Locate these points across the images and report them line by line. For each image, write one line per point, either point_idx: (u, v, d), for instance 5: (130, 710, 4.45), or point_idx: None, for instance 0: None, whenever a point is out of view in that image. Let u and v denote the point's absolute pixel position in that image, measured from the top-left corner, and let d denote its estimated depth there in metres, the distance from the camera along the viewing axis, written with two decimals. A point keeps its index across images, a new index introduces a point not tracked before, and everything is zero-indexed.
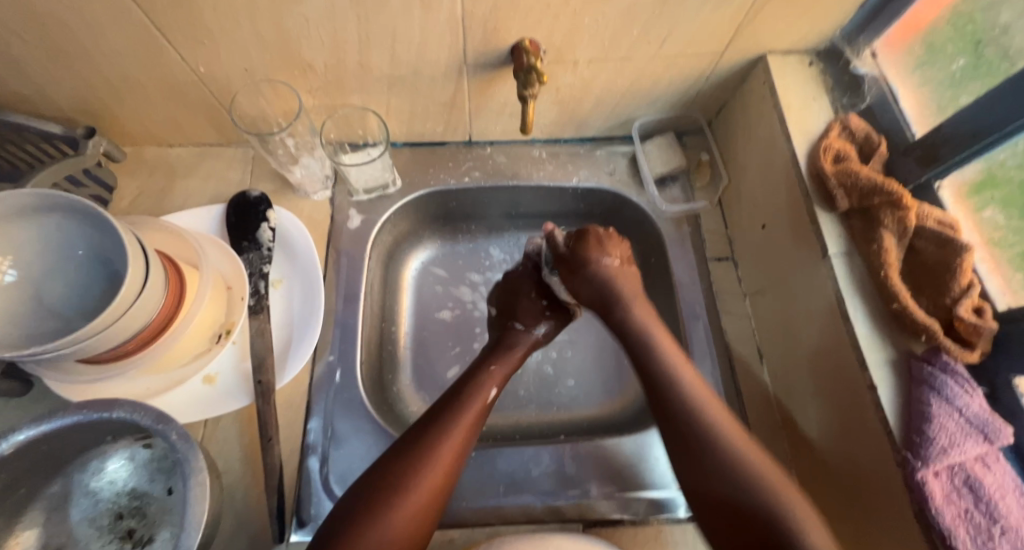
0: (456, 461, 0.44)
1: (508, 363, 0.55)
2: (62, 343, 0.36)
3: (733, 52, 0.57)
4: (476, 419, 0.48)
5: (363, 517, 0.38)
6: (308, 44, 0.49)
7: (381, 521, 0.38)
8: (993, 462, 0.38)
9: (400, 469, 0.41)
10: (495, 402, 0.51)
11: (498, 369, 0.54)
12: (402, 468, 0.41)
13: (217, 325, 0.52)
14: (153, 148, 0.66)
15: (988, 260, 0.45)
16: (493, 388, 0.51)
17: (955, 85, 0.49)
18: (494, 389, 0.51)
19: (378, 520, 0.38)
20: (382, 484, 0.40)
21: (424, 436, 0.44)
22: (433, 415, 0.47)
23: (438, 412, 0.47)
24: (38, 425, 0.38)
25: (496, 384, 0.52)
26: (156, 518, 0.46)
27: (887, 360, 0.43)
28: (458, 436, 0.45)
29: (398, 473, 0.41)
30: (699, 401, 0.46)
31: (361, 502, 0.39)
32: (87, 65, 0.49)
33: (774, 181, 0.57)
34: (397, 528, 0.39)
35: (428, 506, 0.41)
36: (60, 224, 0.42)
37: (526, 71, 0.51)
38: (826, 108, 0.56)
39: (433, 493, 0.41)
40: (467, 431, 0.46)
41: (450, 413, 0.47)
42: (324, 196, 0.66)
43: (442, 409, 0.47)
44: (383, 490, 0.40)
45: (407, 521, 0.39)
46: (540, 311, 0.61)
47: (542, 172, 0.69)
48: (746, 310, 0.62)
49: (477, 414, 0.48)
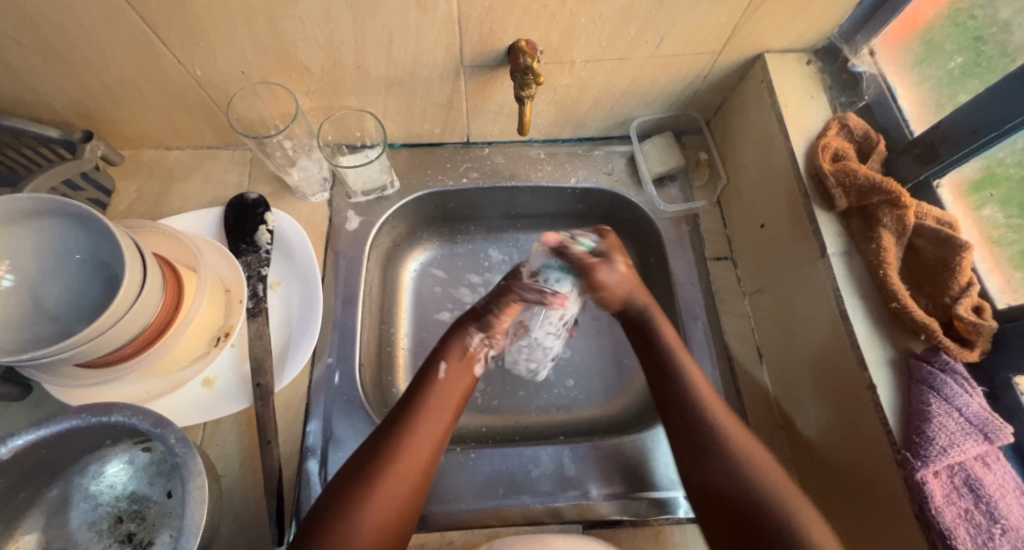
0: (426, 448, 0.45)
1: (461, 343, 0.55)
2: (59, 348, 0.36)
3: (731, 50, 0.56)
4: (440, 404, 0.48)
5: (335, 511, 0.40)
6: (304, 46, 0.49)
7: (353, 512, 0.39)
8: (993, 461, 0.38)
9: (367, 461, 0.43)
10: (449, 382, 0.51)
11: (452, 349, 0.54)
12: (370, 459, 0.43)
13: (215, 328, 0.52)
14: (150, 151, 0.66)
15: (987, 258, 0.45)
16: (442, 367, 0.52)
17: (953, 82, 0.49)
18: (444, 367, 0.52)
19: (351, 512, 0.40)
20: (352, 476, 0.42)
21: (389, 427, 0.45)
22: (398, 407, 0.48)
23: (403, 402, 0.48)
24: (36, 429, 0.38)
25: (445, 363, 0.52)
26: (156, 522, 0.46)
27: (886, 360, 0.43)
28: (422, 423, 0.46)
29: (367, 464, 0.42)
30: (709, 407, 0.46)
31: (335, 496, 0.41)
32: (83, 68, 0.49)
33: (773, 180, 0.56)
34: (371, 516, 0.40)
35: (400, 492, 0.42)
36: (56, 228, 0.42)
37: (523, 71, 0.50)
38: (823, 107, 0.56)
39: (402, 478, 0.42)
40: (431, 415, 0.47)
41: (412, 401, 0.48)
42: (322, 198, 0.66)
43: (406, 400, 0.48)
44: (353, 483, 0.41)
45: (380, 509, 0.41)
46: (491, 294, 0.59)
47: (540, 172, 0.69)
48: (745, 310, 0.62)
49: (439, 400, 0.49)
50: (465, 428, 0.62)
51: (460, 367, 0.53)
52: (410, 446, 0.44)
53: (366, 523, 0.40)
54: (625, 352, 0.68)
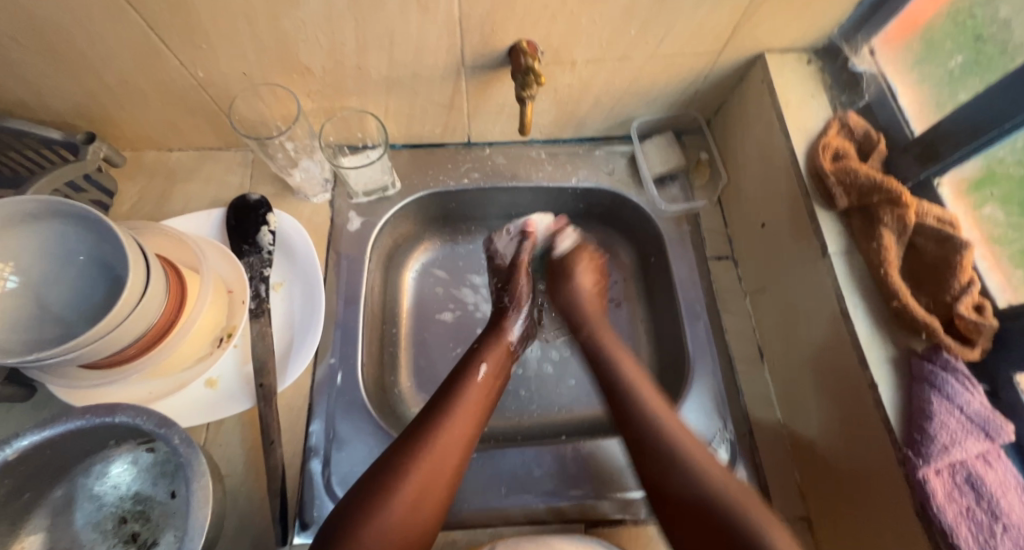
0: (460, 446, 0.46)
1: (500, 342, 0.57)
2: (64, 348, 0.36)
3: (731, 50, 0.57)
4: (475, 404, 0.49)
5: (365, 505, 0.40)
6: (306, 47, 0.49)
7: (384, 505, 0.40)
8: (994, 460, 0.38)
9: (403, 457, 0.43)
10: (487, 382, 0.52)
11: (490, 349, 0.56)
12: (405, 455, 0.43)
13: (218, 329, 0.52)
14: (152, 153, 0.66)
15: (988, 257, 0.45)
16: (483, 366, 0.53)
17: (953, 81, 0.49)
18: (484, 367, 0.53)
19: (380, 506, 0.40)
20: (386, 470, 0.42)
21: (425, 423, 0.46)
22: (434, 404, 0.48)
23: (438, 399, 0.49)
24: (41, 429, 0.39)
25: (485, 362, 0.54)
26: (159, 522, 0.46)
27: (887, 359, 0.43)
28: (456, 419, 0.47)
29: (401, 459, 0.43)
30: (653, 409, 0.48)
31: (365, 490, 0.41)
32: (87, 71, 0.50)
33: (773, 179, 0.56)
34: (399, 511, 0.40)
35: (433, 487, 0.43)
36: (60, 230, 0.42)
37: (524, 72, 0.51)
38: (824, 106, 0.56)
39: (435, 474, 0.43)
40: (466, 413, 0.48)
41: (448, 398, 0.49)
42: (324, 199, 0.66)
43: (441, 397, 0.49)
44: (387, 477, 0.42)
45: (411, 504, 0.41)
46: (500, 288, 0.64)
47: (541, 172, 0.69)
48: (746, 309, 0.62)
49: (474, 399, 0.50)
50: None
51: (498, 365, 0.54)
52: (447, 444, 0.45)
53: (393, 518, 0.40)
54: None
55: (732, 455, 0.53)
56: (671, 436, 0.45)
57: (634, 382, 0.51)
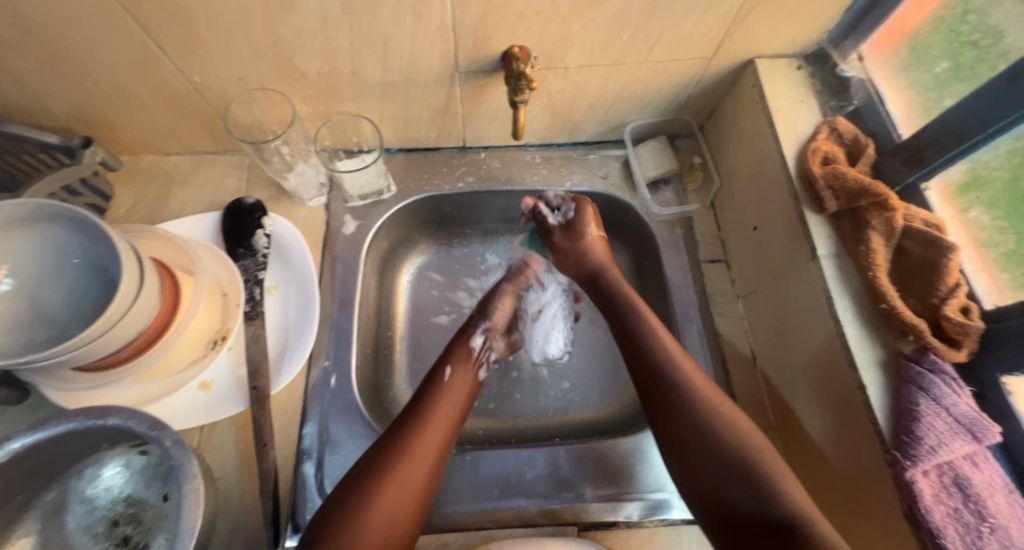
0: (434, 448, 0.46)
1: (462, 345, 0.57)
2: (56, 351, 0.36)
3: (722, 56, 0.57)
4: (446, 407, 0.50)
5: (345, 511, 0.40)
6: (301, 53, 0.50)
7: (361, 510, 0.40)
8: (982, 461, 0.38)
9: (378, 462, 0.43)
10: (456, 386, 0.52)
11: (456, 355, 0.56)
12: (381, 458, 0.44)
13: (212, 332, 0.53)
14: (149, 157, 0.67)
15: (975, 260, 0.46)
16: (448, 370, 0.53)
17: (940, 87, 0.50)
18: (449, 371, 0.53)
19: (358, 511, 0.40)
20: (362, 476, 0.43)
21: (398, 429, 0.47)
22: (407, 411, 0.49)
23: (411, 407, 0.49)
24: (33, 431, 0.39)
25: (450, 367, 0.54)
26: (151, 525, 0.46)
27: (876, 361, 0.43)
28: (427, 423, 0.47)
29: (376, 465, 0.43)
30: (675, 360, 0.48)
31: (347, 495, 0.41)
32: (84, 76, 0.50)
33: (765, 183, 0.57)
34: (377, 514, 0.40)
35: (409, 490, 0.43)
36: (55, 233, 0.43)
37: (516, 77, 0.51)
38: (814, 111, 0.57)
39: (410, 477, 0.43)
40: (438, 418, 0.48)
41: (420, 404, 0.49)
42: (319, 202, 0.66)
43: (413, 403, 0.50)
44: (363, 482, 0.42)
45: (390, 511, 0.41)
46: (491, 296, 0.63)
47: (535, 176, 0.70)
48: (739, 312, 0.62)
49: (445, 403, 0.50)
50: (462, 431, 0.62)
51: (465, 371, 0.54)
52: (419, 448, 0.45)
53: (374, 520, 0.40)
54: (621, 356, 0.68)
55: None
56: (679, 373, 0.47)
57: (652, 322, 0.52)
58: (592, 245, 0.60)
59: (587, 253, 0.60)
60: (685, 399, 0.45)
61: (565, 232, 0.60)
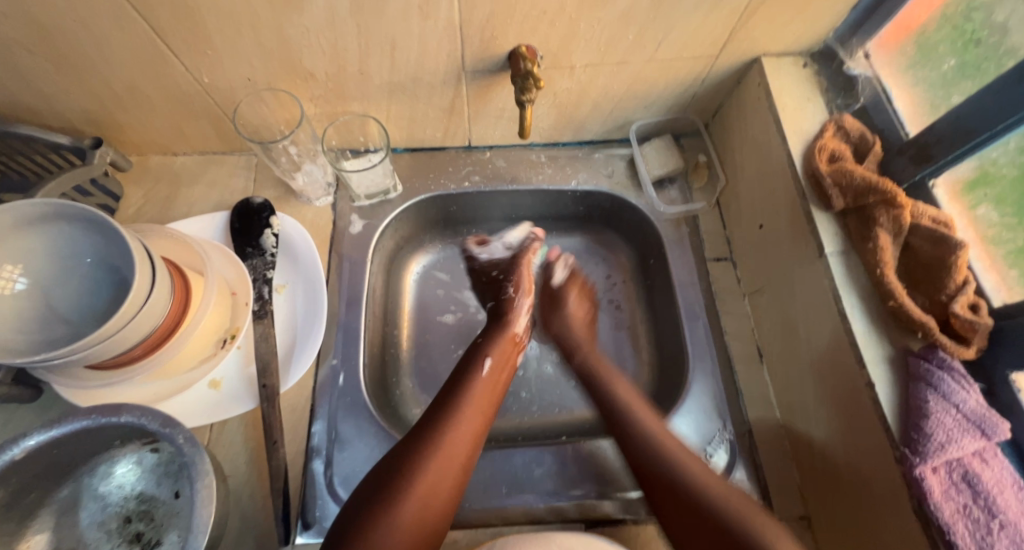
0: (469, 441, 0.47)
1: (503, 333, 0.58)
2: (71, 349, 0.37)
3: (728, 55, 0.57)
4: (479, 400, 0.51)
5: (382, 500, 0.41)
6: (309, 53, 0.50)
7: (398, 501, 0.41)
8: (991, 457, 0.38)
9: (414, 454, 0.44)
10: (494, 377, 0.54)
11: (495, 344, 0.57)
12: (417, 451, 0.44)
13: (222, 330, 0.53)
14: (158, 157, 0.67)
15: (984, 257, 0.46)
16: (487, 362, 0.54)
17: (947, 83, 0.50)
18: (488, 362, 0.54)
19: (395, 502, 0.41)
20: (399, 467, 0.43)
21: (433, 421, 0.47)
22: (439, 404, 0.49)
23: (442, 399, 0.50)
24: (48, 429, 0.39)
25: (490, 358, 0.55)
26: (163, 522, 0.47)
27: (884, 358, 0.44)
28: (464, 417, 0.48)
29: (413, 456, 0.44)
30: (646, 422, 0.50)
31: (382, 484, 0.42)
32: (95, 77, 0.51)
33: (771, 181, 0.57)
34: (413, 506, 0.41)
35: (444, 483, 0.43)
36: (68, 233, 0.43)
37: (524, 76, 0.51)
38: (820, 109, 0.57)
39: (447, 468, 0.44)
40: (471, 409, 0.49)
41: (454, 397, 0.50)
42: (326, 202, 0.66)
43: (445, 396, 0.50)
44: (401, 474, 0.42)
45: (421, 503, 0.42)
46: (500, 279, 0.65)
47: (541, 175, 0.70)
48: (745, 310, 0.62)
49: (479, 395, 0.51)
50: None
51: (502, 360, 0.56)
52: (457, 441, 0.46)
53: (409, 511, 0.41)
54: (627, 353, 0.68)
55: (731, 455, 0.53)
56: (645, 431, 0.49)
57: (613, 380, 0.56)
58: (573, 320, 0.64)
59: (570, 325, 0.63)
60: (657, 451, 0.47)
61: (550, 300, 0.67)
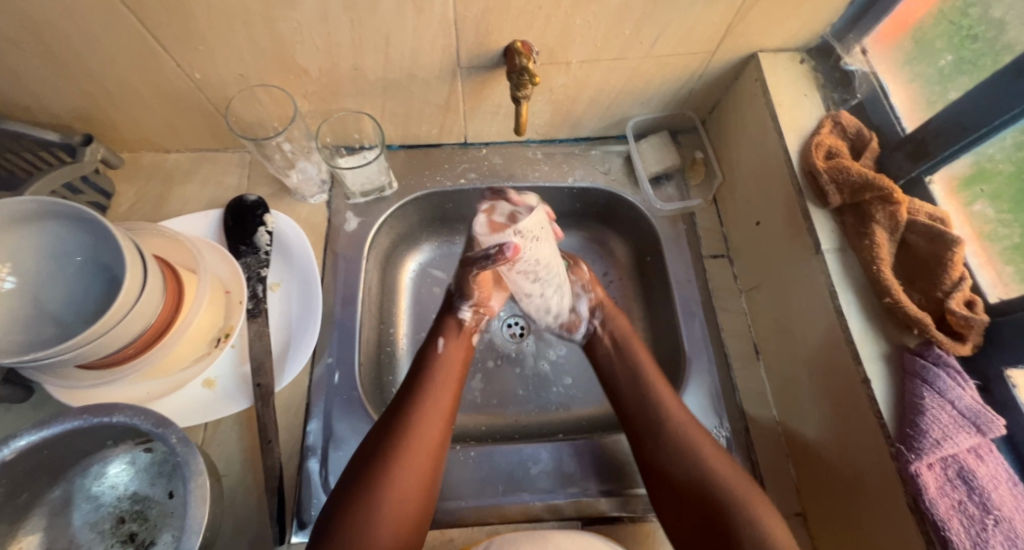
0: (438, 422, 0.47)
1: (454, 315, 0.55)
2: (61, 349, 0.37)
3: (725, 50, 0.57)
4: (440, 384, 0.50)
5: (355, 497, 0.41)
6: (302, 49, 0.50)
7: (370, 499, 0.41)
8: (986, 454, 0.38)
9: (384, 441, 0.44)
10: (449, 358, 0.52)
11: (446, 327, 0.55)
12: (387, 438, 0.45)
13: (216, 329, 0.53)
14: (150, 154, 0.66)
15: (979, 254, 0.46)
16: (440, 342, 0.53)
17: (944, 79, 0.49)
18: (442, 343, 0.53)
19: (373, 492, 0.41)
20: (371, 456, 0.43)
21: (400, 408, 0.47)
22: (404, 390, 0.49)
23: (407, 384, 0.50)
24: (38, 430, 0.39)
25: (443, 339, 0.53)
26: (157, 522, 0.46)
27: (880, 354, 0.44)
28: (429, 400, 0.48)
29: (384, 444, 0.44)
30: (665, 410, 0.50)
31: (357, 474, 0.43)
32: (85, 73, 0.50)
33: (768, 178, 0.57)
34: (392, 492, 0.42)
35: (420, 465, 0.44)
36: (58, 232, 0.43)
37: (519, 72, 0.51)
38: (817, 105, 0.57)
39: (419, 451, 0.44)
40: (436, 391, 0.49)
41: (414, 384, 0.49)
42: (320, 199, 0.66)
43: (409, 382, 0.50)
44: (375, 462, 0.43)
45: (396, 497, 0.42)
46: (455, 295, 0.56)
47: (537, 172, 0.70)
48: (742, 307, 0.62)
49: (439, 378, 0.50)
50: (465, 427, 0.62)
51: (457, 340, 0.54)
52: (425, 424, 0.46)
53: (389, 497, 0.42)
54: None
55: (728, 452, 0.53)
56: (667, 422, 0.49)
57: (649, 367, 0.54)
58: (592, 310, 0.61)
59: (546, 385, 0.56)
60: (665, 435, 0.48)
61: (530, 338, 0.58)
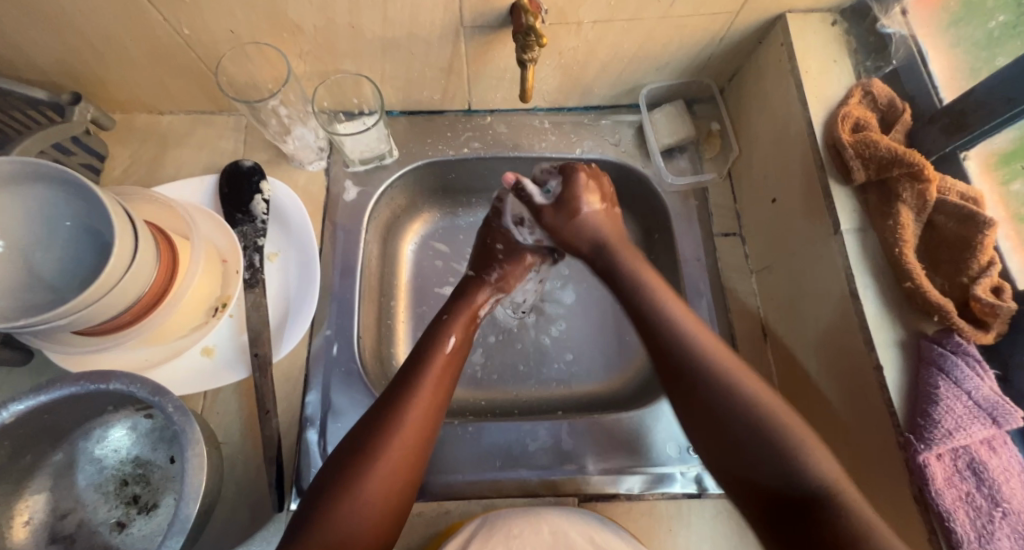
0: (433, 416, 0.45)
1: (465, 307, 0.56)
2: (52, 316, 0.36)
3: (749, 12, 0.53)
4: (438, 381, 0.47)
5: (341, 483, 0.39)
6: (295, 4, 0.47)
7: (353, 489, 0.39)
8: (999, 446, 0.37)
9: (377, 430, 0.42)
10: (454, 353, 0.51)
11: (456, 321, 0.54)
12: (380, 428, 0.42)
13: (212, 299, 0.52)
14: (144, 116, 0.65)
15: (1011, 236, 0.43)
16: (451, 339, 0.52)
17: (992, 44, 0.46)
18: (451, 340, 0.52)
19: (360, 483, 0.39)
20: (368, 442, 0.41)
21: (397, 399, 0.45)
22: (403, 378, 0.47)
23: (405, 374, 0.47)
24: (36, 394, 0.39)
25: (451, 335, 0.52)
26: (159, 486, 0.47)
27: (895, 341, 0.41)
28: (425, 396, 0.45)
29: (377, 433, 0.42)
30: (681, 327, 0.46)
31: (345, 462, 0.40)
32: (69, 27, 0.47)
33: (787, 151, 0.54)
34: (375, 485, 0.39)
35: (404, 463, 0.42)
36: (47, 195, 0.42)
37: (525, 32, 0.47)
38: (846, 72, 0.53)
39: (409, 446, 0.42)
40: (435, 383, 0.47)
41: (414, 377, 0.47)
42: (319, 166, 0.64)
43: (409, 372, 0.47)
44: (364, 450, 0.41)
45: (379, 492, 0.40)
46: (501, 258, 0.61)
47: (544, 142, 0.67)
48: (752, 287, 0.60)
49: (438, 376, 0.48)
50: (464, 401, 0.62)
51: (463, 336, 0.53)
52: (421, 415, 0.44)
53: (369, 490, 0.39)
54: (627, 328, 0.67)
55: None
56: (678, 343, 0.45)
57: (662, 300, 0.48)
58: (593, 218, 0.55)
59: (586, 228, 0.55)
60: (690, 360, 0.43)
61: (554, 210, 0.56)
